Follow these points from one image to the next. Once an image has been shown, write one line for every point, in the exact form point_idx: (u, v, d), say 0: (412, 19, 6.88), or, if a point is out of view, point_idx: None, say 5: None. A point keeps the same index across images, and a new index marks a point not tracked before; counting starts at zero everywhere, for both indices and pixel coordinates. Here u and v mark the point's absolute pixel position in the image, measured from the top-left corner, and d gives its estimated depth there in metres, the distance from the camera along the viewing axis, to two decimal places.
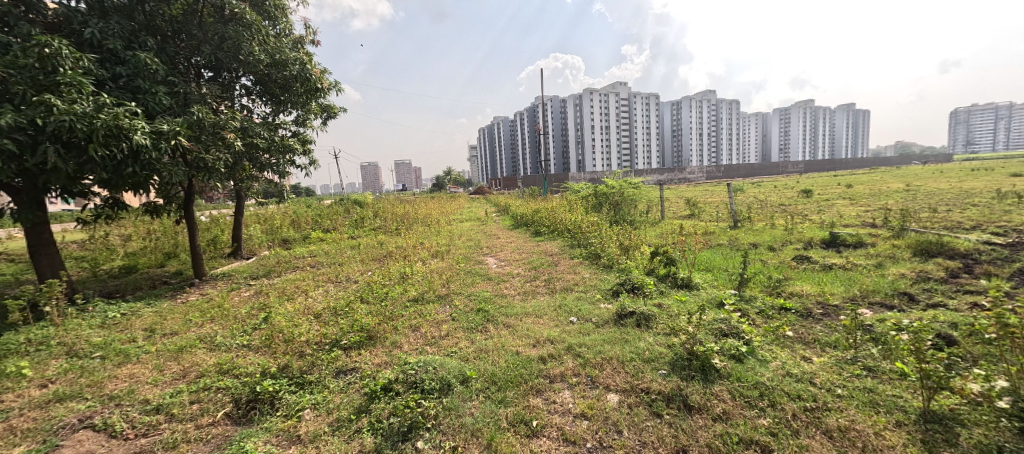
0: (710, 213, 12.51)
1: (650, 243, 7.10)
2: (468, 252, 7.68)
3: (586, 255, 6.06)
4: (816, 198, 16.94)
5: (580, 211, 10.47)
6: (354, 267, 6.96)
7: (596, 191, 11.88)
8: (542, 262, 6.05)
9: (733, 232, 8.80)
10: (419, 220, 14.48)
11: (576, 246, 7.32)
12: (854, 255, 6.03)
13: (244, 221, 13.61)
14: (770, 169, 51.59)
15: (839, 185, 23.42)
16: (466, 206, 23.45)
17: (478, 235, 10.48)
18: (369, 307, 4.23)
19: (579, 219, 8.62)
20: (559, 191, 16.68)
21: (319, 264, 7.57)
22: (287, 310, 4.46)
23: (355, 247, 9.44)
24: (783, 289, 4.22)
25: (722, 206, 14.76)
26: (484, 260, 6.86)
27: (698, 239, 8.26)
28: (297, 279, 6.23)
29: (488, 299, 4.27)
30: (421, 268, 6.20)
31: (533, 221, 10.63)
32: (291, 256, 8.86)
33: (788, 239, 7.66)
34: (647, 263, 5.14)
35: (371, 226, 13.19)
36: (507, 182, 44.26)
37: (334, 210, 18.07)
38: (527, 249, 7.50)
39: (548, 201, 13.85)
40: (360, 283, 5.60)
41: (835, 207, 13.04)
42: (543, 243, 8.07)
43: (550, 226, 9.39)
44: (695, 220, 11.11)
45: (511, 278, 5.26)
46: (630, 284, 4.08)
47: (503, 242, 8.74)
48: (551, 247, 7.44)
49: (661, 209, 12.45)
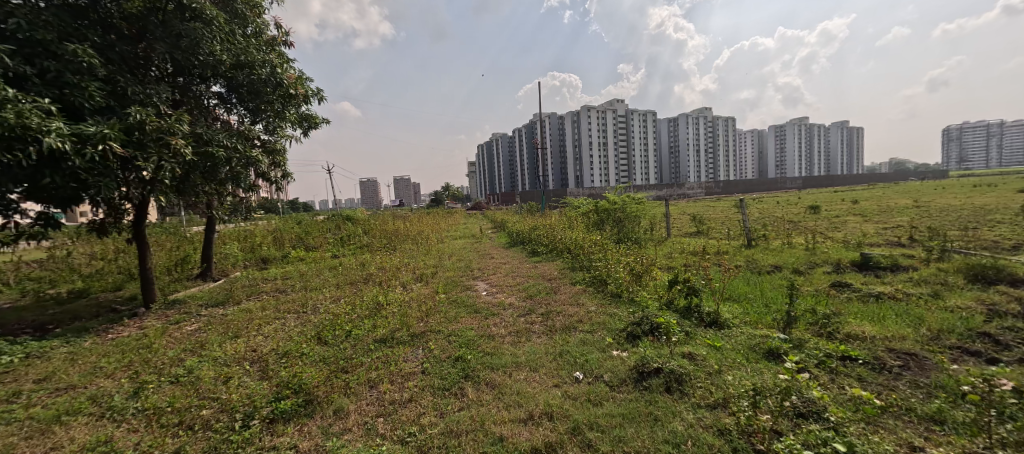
0: (718, 230, 11.77)
1: (661, 266, 6.31)
2: (456, 276, 6.87)
3: (591, 282, 5.26)
4: (825, 213, 16.26)
5: (581, 229, 9.71)
6: (325, 293, 6.14)
7: (598, 206, 11.13)
8: (538, 289, 5.24)
9: (749, 252, 8.03)
10: (409, 237, 13.66)
11: (578, 269, 6.52)
12: (899, 280, 5.23)
13: (223, 238, 12.78)
14: (769, 184, 51.29)
15: (843, 201, 22.79)
16: (461, 222, 22.70)
17: (470, 254, 9.67)
18: (322, 353, 3.39)
19: (580, 238, 7.85)
20: (557, 207, 15.93)
21: (288, 289, 6.74)
22: (226, 355, 3.62)
23: (332, 267, 8.61)
24: (836, 330, 3.41)
25: (729, 222, 14.04)
26: (474, 285, 6.05)
27: (712, 260, 7.48)
28: (255, 308, 5.39)
29: (472, 341, 3.45)
30: (399, 296, 5.37)
31: (530, 240, 9.85)
32: (260, 279, 8.01)
33: (814, 261, 6.89)
34: (662, 293, 4.34)
35: (357, 243, 12.37)
36: (506, 197, 43.74)
37: (323, 227, 17.29)
38: (523, 271, 6.70)
39: (546, 217, 13.09)
40: (326, 314, 4.77)
41: (850, 224, 12.30)
42: (541, 265, 7.27)
43: (549, 245, 8.63)
44: (704, 237, 10.36)
45: (501, 310, 4.45)
46: (648, 325, 3.28)
47: (497, 263, 7.93)
48: (549, 270, 6.64)
49: (666, 226, 11.70)
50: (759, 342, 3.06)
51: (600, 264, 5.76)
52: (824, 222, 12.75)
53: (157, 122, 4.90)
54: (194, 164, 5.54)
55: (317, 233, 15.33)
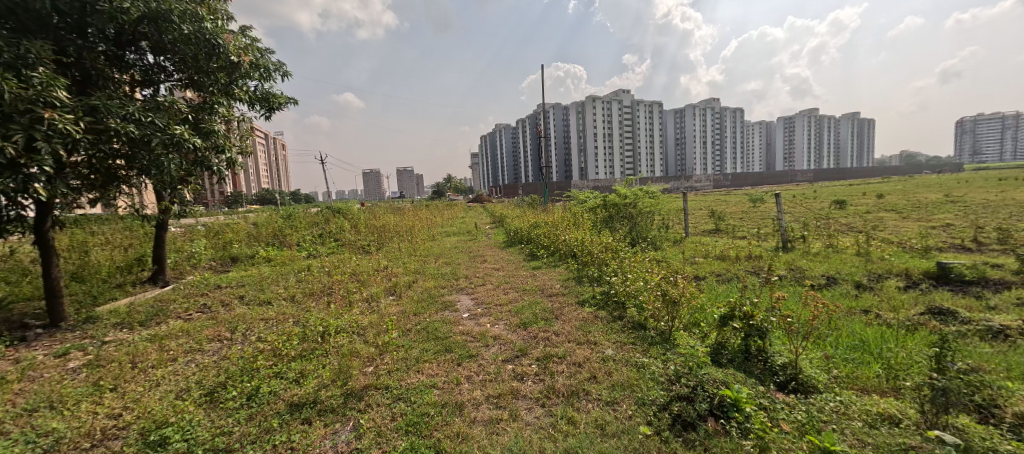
0: (740, 227, 10.51)
1: (689, 278, 5.08)
2: (438, 286, 5.66)
3: (603, 305, 4.05)
4: (854, 209, 14.92)
5: (588, 227, 8.50)
6: (270, 311, 4.95)
7: (607, 201, 9.90)
8: (534, 311, 4.05)
9: (788, 258, 6.77)
10: (398, 233, 12.47)
11: (586, 280, 5.30)
12: (1012, 307, 3.96)
13: (193, 235, 11.66)
14: (779, 177, 49.72)
15: (866, 195, 21.33)
16: (459, 216, 21.55)
17: (459, 255, 8.45)
18: (197, 442, 2.19)
19: (587, 239, 6.62)
20: (561, 200, 14.67)
21: (231, 303, 5.57)
22: (66, 430, 2.44)
23: (297, 272, 7.42)
24: (996, 405, 2.19)
25: (750, 219, 12.76)
26: (457, 301, 4.84)
27: (747, 269, 6.24)
28: (169, 334, 4.21)
29: (427, 417, 2.25)
30: (356, 318, 4.19)
31: (530, 239, 8.63)
32: (210, 287, 6.85)
33: (875, 272, 5.63)
34: (707, 330, 3.14)
35: (340, 240, 11.20)
36: (509, 191, 42.64)
37: (309, 222, 16.14)
38: (519, 282, 5.49)
39: (549, 212, 11.86)
40: (252, 346, 3.61)
41: (890, 222, 10.95)
42: (540, 273, 6.06)
43: (550, 246, 7.43)
44: (728, 238, 9.09)
45: (482, 347, 3.27)
46: (704, 402, 2.06)
47: (489, 269, 6.73)
48: (550, 280, 5.44)
49: (683, 222, 10.43)
50: (906, 451, 1.82)
51: (616, 276, 4.54)
52: (859, 219, 11.42)
53: (20, 89, 3.63)
54: (91, 147, 4.28)
55: (300, 228, 14.19)
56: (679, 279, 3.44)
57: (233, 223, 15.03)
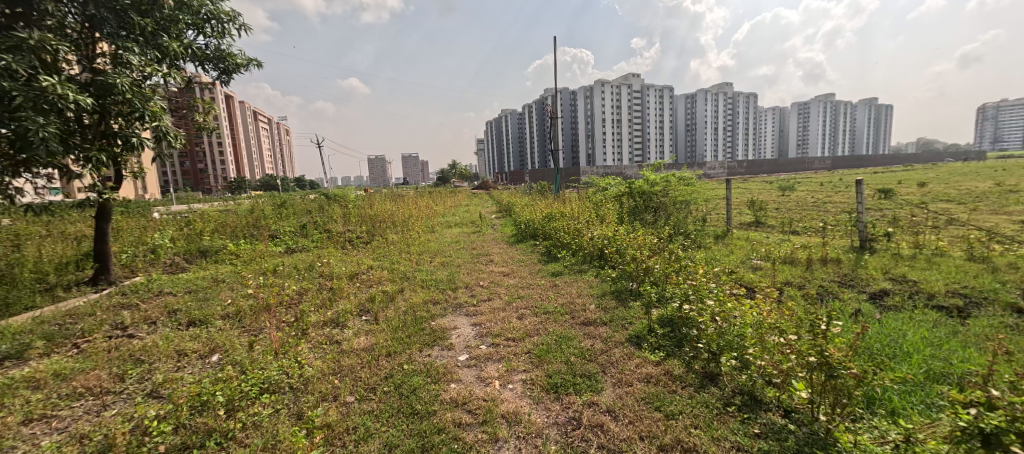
0: (786, 222, 9.06)
1: (777, 297, 3.66)
2: (431, 300, 4.30)
3: (671, 352, 2.67)
4: (904, 199, 13.28)
5: (615, 220, 7.09)
6: (197, 338, 3.64)
7: (633, 188, 8.47)
8: (565, 357, 2.67)
9: (876, 263, 5.32)
10: (393, 224, 11.10)
11: (630, 296, 3.88)
12: None
13: (164, 226, 10.40)
14: (795, 164, 47.53)
15: (906, 183, 19.68)
16: (463, 204, 20.23)
17: (460, 253, 7.09)
18: None
19: (620, 238, 5.20)
20: (575, 188, 13.19)
21: (158, 322, 4.23)
22: None
23: (260, 272, 6.06)
24: None
25: (792, 211, 11.22)
26: (453, 328, 3.46)
27: (834, 280, 4.78)
28: (27, 380, 2.91)
29: None
30: (301, 361, 2.86)
31: (545, 234, 7.24)
32: (150, 294, 5.53)
33: (1020, 289, 4.15)
34: (895, 431, 1.75)
35: (326, 232, 9.88)
36: (515, 178, 41.13)
37: (301, 210, 14.86)
38: (536, 298, 4.09)
39: (564, 201, 10.44)
40: (120, 421, 2.28)
41: (966, 214, 9.32)
42: (562, 281, 4.68)
43: (571, 244, 6.04)
44: (779, 234, 7.64)
45: (487, 442, 1.93)
46: None
47: (496, 273, 5.35)
48: (579, 295, 4.06)
49: (721, 214, 8.95)
50: None
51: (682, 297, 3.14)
52: (924, 211, 9.84)
53: None
54: None
55: (288, 217, 12.92)
56: (822, 325, 2.04)
57: (216, 211, 13.83)
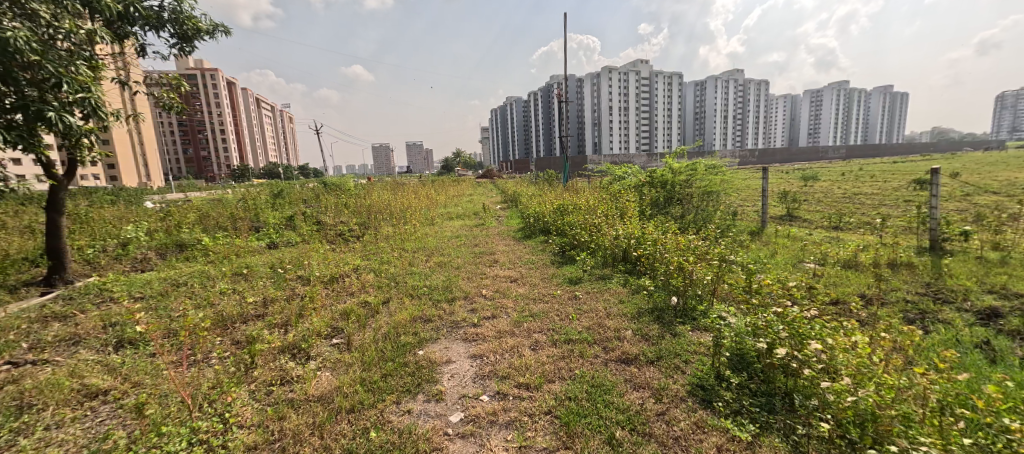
0: (825, 217, 8.11)
1: (874, 324, 2.77)
2: (421, 317, 3.45)
3: (762, 425, 1.81)
4: (944, 191, 12.24)
5: (638, 214, 6.19)
6: (116, 370, 2.82)
7: (655, 178, 7.54)
8: (605, 430, 1.82)
9: (959, 270, 4.41)
10: (389, 215, 10.26)
11: (676, 319, 3.00)
12: None
13: (143, 217, 9.61)
14: (808, 153, 46.10)
15: (934, 173, 18.57)
16: (467, 194, 19.36)
17: (461, 250, 6.22)
18: None
19: (652, 238, 4.30)
20: (587, 177, 12.26)
21: (84, 343, 3.42)
22: None
23: (228, 273, 5.21)
24: None
25: (825, 204, 10.25)
26: (446, 363, 2.61)
27: (920, 292, 3.87)
28: None
29: None
30: (229, 422, 2.03)
31: (558, 229, 6.37)
32: (96, 301, 4.69)
33: None
34: None
35: (317, 224, 9.06)
36: (519, 166, 40.14)
37: (295, 200, 14.05)
38: (554, 317, 3.23)
39: (575, 191, 9.54)
40: None
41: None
42: (582, 291, 3.81)
43: (589, 242, 5.17)
44: (822, 231, 6.72)
45: None
46: None
47: (501, 279, 4.50)
48: (608, 314, 3.18)
49: (752, 208, 8.03)
50: None
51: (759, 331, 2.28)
52: (978, 203, 8.85)
53: None
54: None
55: (279, 207, 12.10)
56: None
57: (204, 200, 13.05)
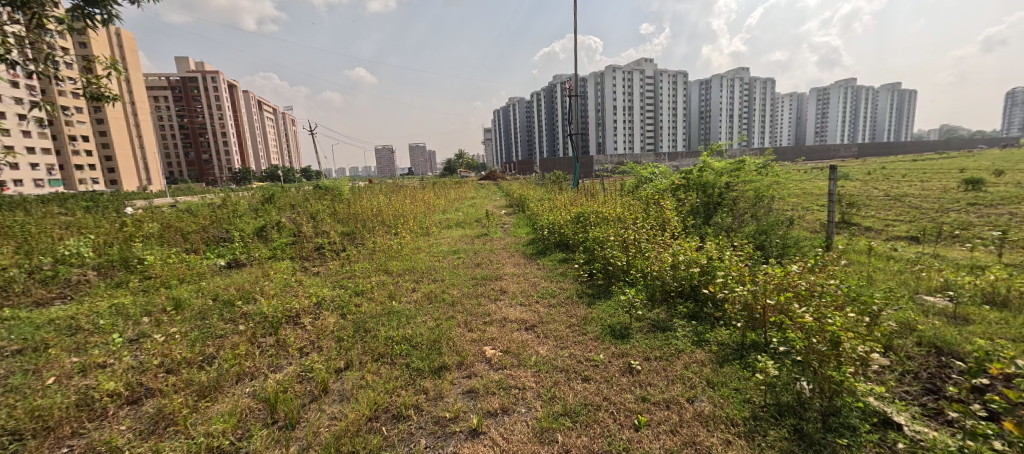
0: (892, 227, 6.84)
1: None
2: (390, 411, 2.17)
3: None
4: (1001, 192, 10.93)
5: (682, 227, 4.90)
6: None
7: (694, 181, 6.28)
8: None
9: None
10: (381, 223, 9.03)
11: (832, 440, 1.70)
12: None
13: (97, 226, 8.32)
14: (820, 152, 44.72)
15: (966, 172, 17.41)
16: (469, 198, 18.17)
17: (459, 273, 4.95)
18: None
19: (727, 270, 3.00)
20: (602, 179, 11.02)
21: None
22: None
23: (151, 312, 3.89)
24: None
25: (876, 210, 8.99)
26: None
27: None
28: None
29: None
30: None
31: (580, 246, 5.11)
32: None
33: None
34: None
35: (295, 236, 7.84)
36: (523, 168, 39.22)
37: (282, 205, 12.86)
38: (607, 421, 1.92)
39: (593, 196, 8.29)
40: None
41: None
42: (637, 356, 2.51)
43: (629, 268, 3.86)
44: (904, 246, 5.45)
45: None
46: None
47: (512, 325, 3.20)
48: (701, 418, 1.88)
49: (805, 215, 6.76)
50: None
51: None
52: None
53: None
54: None
55: (261, 214, 10.86)
56: None
57: (181, 206, 11.83)
